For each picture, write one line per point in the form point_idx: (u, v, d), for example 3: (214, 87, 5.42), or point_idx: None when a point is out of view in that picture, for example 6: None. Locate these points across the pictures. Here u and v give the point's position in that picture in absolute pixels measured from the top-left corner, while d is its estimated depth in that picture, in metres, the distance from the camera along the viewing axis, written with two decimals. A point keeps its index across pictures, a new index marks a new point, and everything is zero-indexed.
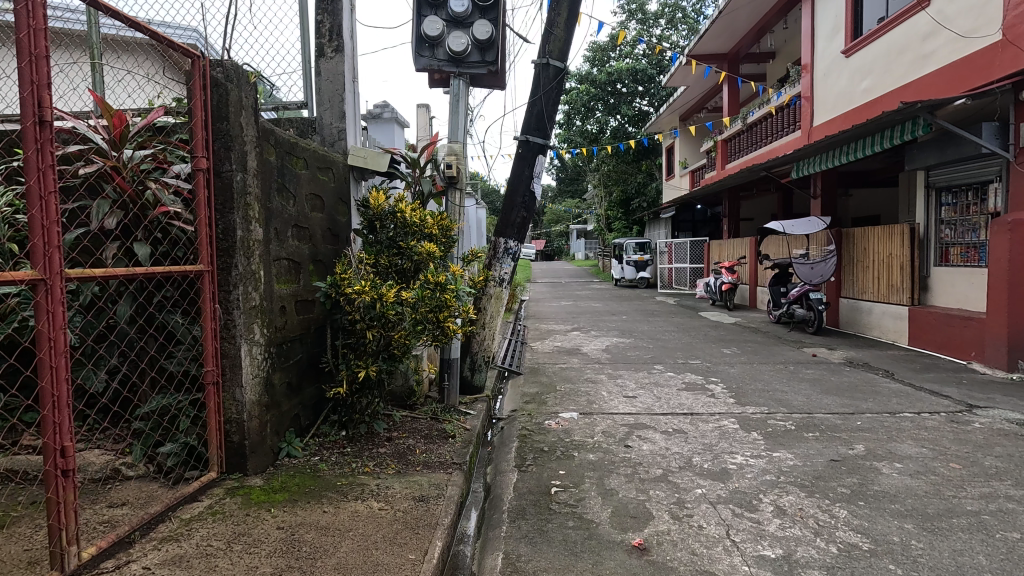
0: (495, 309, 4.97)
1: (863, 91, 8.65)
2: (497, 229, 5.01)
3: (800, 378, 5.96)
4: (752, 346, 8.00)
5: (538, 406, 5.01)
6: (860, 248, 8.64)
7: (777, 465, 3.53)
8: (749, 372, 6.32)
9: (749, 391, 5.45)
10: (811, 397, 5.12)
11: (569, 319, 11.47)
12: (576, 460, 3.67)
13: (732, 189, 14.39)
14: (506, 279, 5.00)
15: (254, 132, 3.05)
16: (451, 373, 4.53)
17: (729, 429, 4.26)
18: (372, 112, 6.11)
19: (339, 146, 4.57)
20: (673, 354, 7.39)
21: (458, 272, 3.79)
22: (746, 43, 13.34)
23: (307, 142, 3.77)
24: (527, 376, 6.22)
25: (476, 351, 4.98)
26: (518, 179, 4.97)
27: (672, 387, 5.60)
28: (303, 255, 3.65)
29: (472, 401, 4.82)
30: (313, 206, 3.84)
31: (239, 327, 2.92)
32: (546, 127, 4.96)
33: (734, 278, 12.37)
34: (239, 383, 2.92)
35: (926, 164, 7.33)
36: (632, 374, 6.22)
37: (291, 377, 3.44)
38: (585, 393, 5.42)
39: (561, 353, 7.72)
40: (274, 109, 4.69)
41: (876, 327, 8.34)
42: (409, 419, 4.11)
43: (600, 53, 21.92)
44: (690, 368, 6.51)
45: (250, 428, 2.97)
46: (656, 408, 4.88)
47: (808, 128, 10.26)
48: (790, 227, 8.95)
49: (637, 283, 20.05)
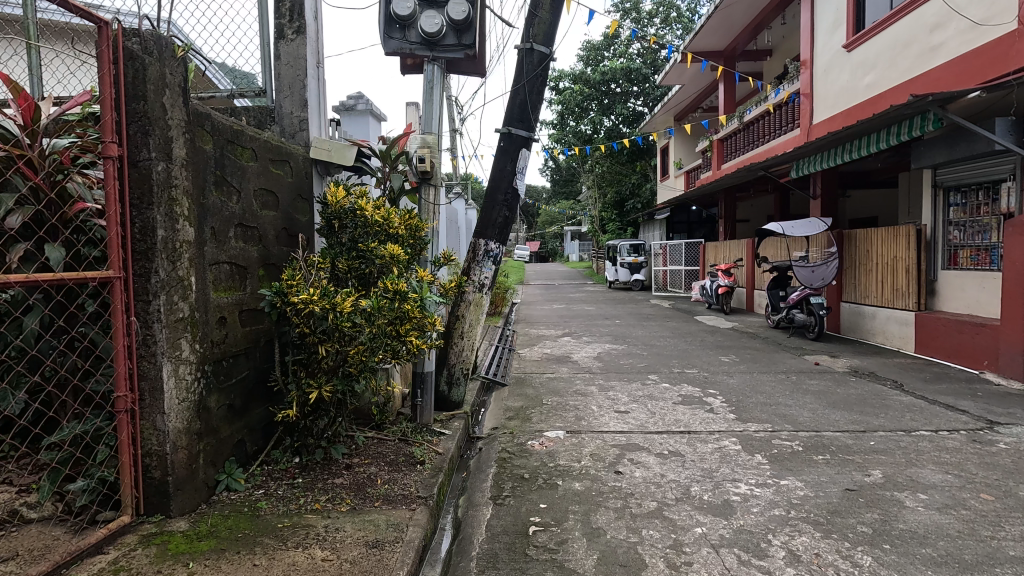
0: (475, 318, 4.56)
1: (866, 86, 8.31)
2: (477, 230, 4.60)
3: (804, 390, 5.55)
4: (751, 353, 7.59)
5: (521, 423, 4.59)
6: (862, 250, 8.27)
7: (786, 497, 3.11)
8: (749, 383, 5.92)
9: (751, 405, 5.05)
10: (819, 413, 4.71)
11: (561, 324, 11.04)
12: (560, 491, 3.25)
13: (729, 189, 14.02)
14: (487, 285, 4.58)
15: (183, 115, 2.62)
16: (424, 390, 4.12)
17: (730, 450, 3.85)
18: (345, 104, 5.66)
19: (301, 138, 4.14)
20: (668, 363, 6.98)
21: (427, 278, 3.36)
22: (742, 40, 12.99)
23: (257, 130, 3.34)
24: (512, 387, 5.80)
25: (454, 363, 4.56)
26: (499, 175, 4.55)
27: (667, 401, 5.18)
28: (251, 258, 3.22)
29: (448, 419, 4.40)
30: (265, 202, 3.41)
31: (161, 344, 2.48)
32: (531, 118, 4.54)
33: (730, 280, 11.99)
34: (160, 410, 2.48)
35: (933, 162, 6.97)
36: (624, 385, 5.81)
37: (234, 399, 3.01)
38: (572, 408, 5.00)
39: (550, 361, 7.30)
40: (230, 95, 4.26)
41: (881, 334, 7.96)
42: (374, 441, 3.68)
43: (593, 52, 21.55)
44: (687, 379, 6.09)
45: (175, 462, 2.54)
46: (650, 425, 4.47)
47: (808, 126, 9.90)
48: (789, 228, 8.57)
49: (631, 286, 19.64)
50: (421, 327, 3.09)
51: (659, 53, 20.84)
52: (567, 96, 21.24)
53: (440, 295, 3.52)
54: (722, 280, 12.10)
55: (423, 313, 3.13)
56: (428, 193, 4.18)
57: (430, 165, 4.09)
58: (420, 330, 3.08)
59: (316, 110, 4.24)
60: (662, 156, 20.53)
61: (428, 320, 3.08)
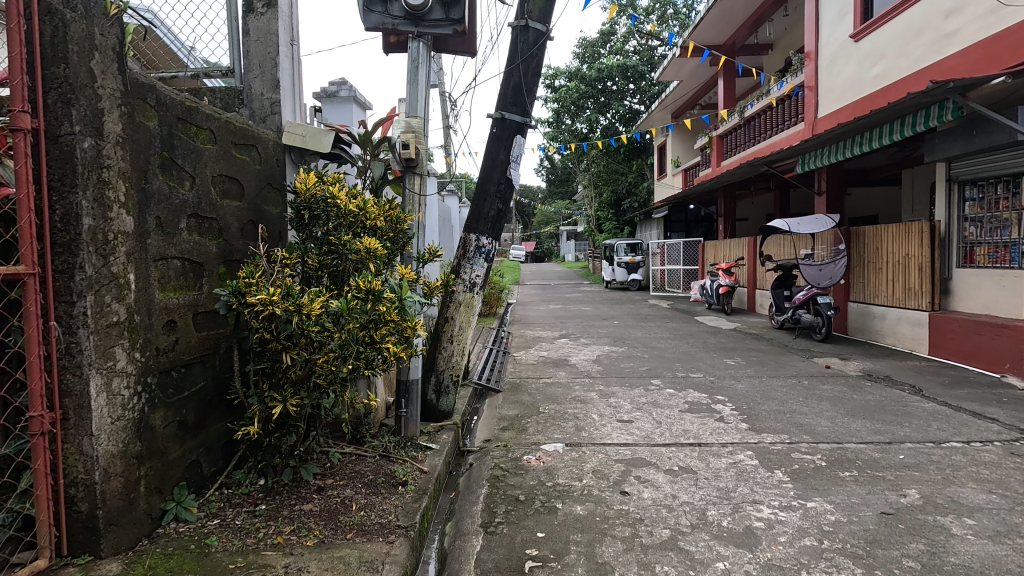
0: (466, 320, 4.19)
1: (875, 76, 7.98)
2: (467, 224, 4.23)
3: (819, 396, 5.19)
4: (758, 356, 7.25)
5: (516, 434, 4.21)
6: (872, 247, 7.95)
7: (816, 523, 2.75)
8: (759, 389, 5.56)
9: (763, 413, 4.69)
10: (839, 422, 4.36)
11: (558, 325, 10.67)
12: (560, 516, 2.87)
13: (729, 187, 13.70)
14: (478, 284, 4.21)
15: (118, 84, 2.23)
16: (409, 400, 3.76)
17: (747, 466, 3.49)
18: (327, 90, 5.26)
19: (272, 122, 3.76)
20: (671, 366, 6.63)
21: (409, 276, 2.99)
22: (743, 33, 12.68)
23: (216, 109, 2.96)
24: (506, 394, 5.42)
25: (442, 369, 4.19)
26: (492, 165, 4.17)
27: (673, 410, 4.82)
28: (210, 253, 2.84)
29: (436, 431, 4.02)
30: (226, 191, 3.03)
31: (88, 353, 2.09)
32: (526, 102, 4.18)
33: (731, 280, 11.65)
34: (88, 432, 2.10)
35: (948, 155, 6.65)
36: (626, 391, 5.44)
37: (187, 413, 2.62)
38: (571, 418, 4.62)
39: (547, 365, 6.92)
40: (195, 76, 3.86)
41: (891, 335, 7.63)
42: (352, 458, 3.30)
43: (590, 49, 21.16)
44: (693, 384, 5.73)
45: (106, 492, 2.15)
46: (656, 437, 4.11)
47: (812, 119, 9.57)
48: (795, 225, 8.23)
49: (629, 286, 19.30)
50: (401, 333, 2.72)
51: (656, 50, 20.51)
52: (563, 94, 20.87)
53: (425, 296, 3.15)
54: (722, 280, 11.77)
55: (403, 317, 2.74)
56: (412, 181, 3.79)
57: (416, 152, 3.71)
58: (400, 335, 2.71)
59: (289, 93, 3.87)
60: (659, 154, 20.21)
61: (409, 325, 2.71)
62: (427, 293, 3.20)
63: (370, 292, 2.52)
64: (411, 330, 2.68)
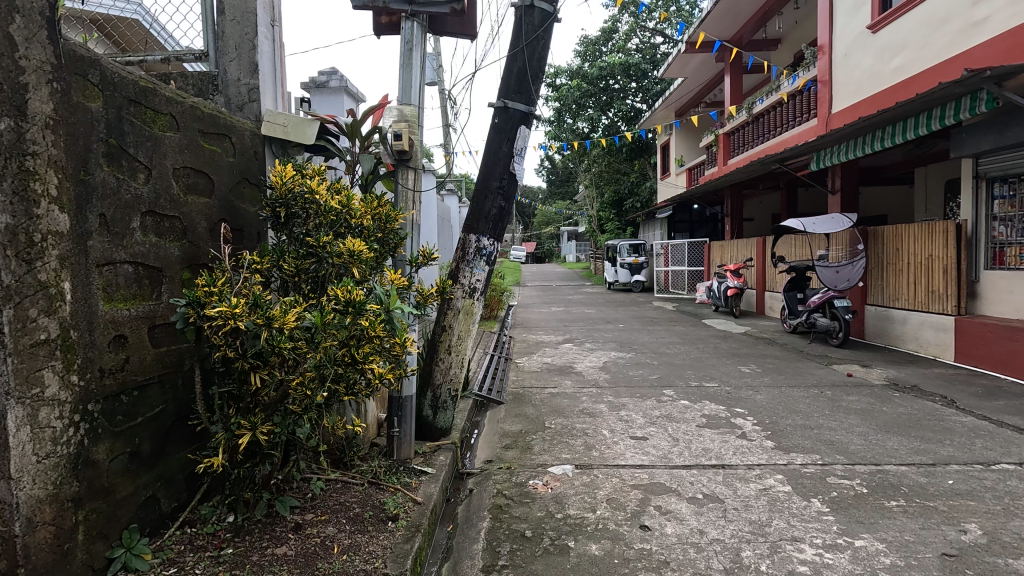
0: (465, 329, 3.84)
1: (895, 69, 7.64)
2: (466, 223, 3.87)
3: (846, 408, 4.82)
4: (774, 362, 6.87)
5: (520, 455, 3.84)
6: (892, 248, 7.58)
7: (869, 568, 2.38)
8: (780, 400, 5.19)
9: (787, 428, 4.32)
10: (873, 440, 3.98)
11: (561, 328, 10.30)
12: (573, 558, 2.50)
13: (736, 186, 13.34)
14: (479, 290, 3.85)
15: (48, 55, 1.87)
16: (403, 417, 3.41)
17: (779, 494, 3.13)
18: (316, 81, 4.91)
19: (250, 110, 3.39)
20: (683, 374, 6.25)
21: (400, 284, 2.62)
22: (750, 28, 12.32)
23: (179, 92, 2.60)
24: (509, 406, 5.05)
25: (439, 383, 3.82)
26: (493, 158, 3.80)
27: (690, 425, 4.45)
28: (171, 257, 2.48)
29: (432, 451, 3.66)
30: (191, 186, 2.67)
31: (5, 379, 1.72)
32: (530, 91, 3.81)
33: (740, 282, 11.27)
34: (6, 474, 1.72)
35: (975, 150, 6.29)
36: (637, 403, 5.06)
37: (141, 443, 2.26)
38: (580, 435, 4.25)
39: (551, 372, 6.55)
40: (164, 62, 3.46)
41: (913, 340, 7.24)
42: (337, 487, 2.93)
43: (591, 47, 20.81)
44: (707, 395, 5.36)
45: (31, 546, 1.78)
46: (674, 458, 3.74)
47: (826, 115, 9.22)
48: (811, 225, 7.87)
49: (632, 287, 18.92)
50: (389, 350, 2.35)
51: (659, 48, 20.19)
52: (563, 93, 20.50)
53: (416, 308, 2.79)
54: (730, 282, 11.39)
55: (391, 332, 2.36)
56: (404, 175, 3.41)
57: (409, 144, 3.35)
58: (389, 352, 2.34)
59: (270, 79, 3.51)
60: (663, 153, 19.84)
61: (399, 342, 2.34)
62: (419, 304, 2.84)
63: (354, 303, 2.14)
64: (401, 348, 2.31)
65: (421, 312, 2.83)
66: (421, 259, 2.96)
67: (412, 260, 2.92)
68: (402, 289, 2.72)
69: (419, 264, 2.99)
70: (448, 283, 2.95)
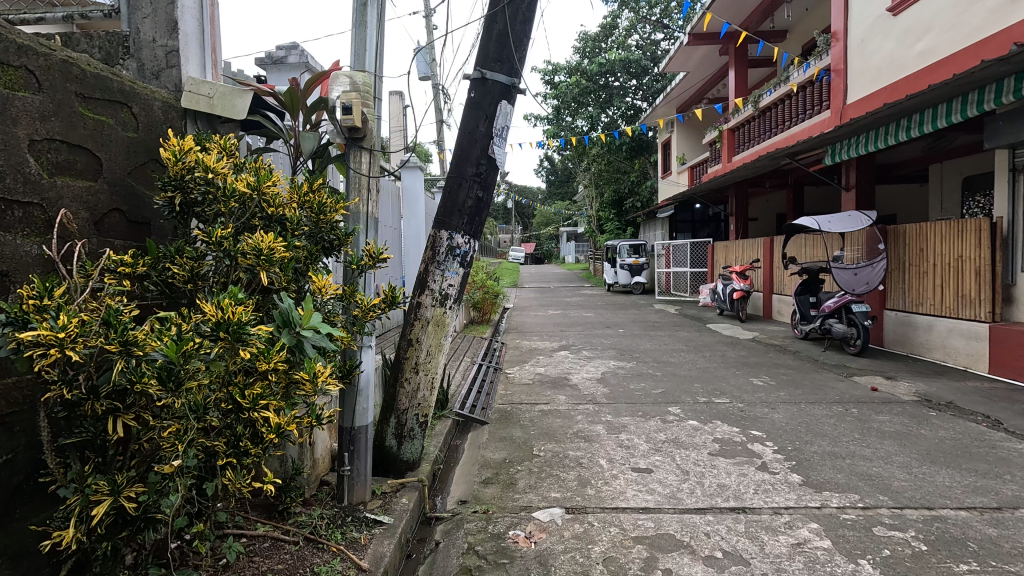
0: (435, 344, 3.23)
1: (918, 54, 7.10)
2: (437, 218, 3.25)
3: (878, 432, 4.20)
4: (788, 374, 6.25)
5: (500, 493, 3.23)
6: (916, 249, 6.99)
7: None
8: (801, 421, 4.57)
9: (815, 456, 3.73)
10: (919, 475, 3.37)
11: (557, 334, 9.68)
12: None
13: (741, 184, 12.74)
14: (452, 296, 3.24)
15: None
16: (355, 453, 2.82)
17: (818, 550, 2.53)
18: (273, 55, 4.35)
19: (168, 78, 2.78)
20: (690, 389, 5.64)
21: (327, 295, 2.02)
22: (756, 18, 11.72)
23: (44, 41, 2.00)
24: (494, 427, 4.44)
25: (405, 409, 3.23)
26: (468, 138, 3.19)
27: (701, 452, 3.85)
28: (24, 257, 1.86)
29: (395, 491, 3.05)
30: (62, 166, 2.04)
31: None
32: (513, 60, 3.21)
33: (747, 284, 10.62)
34: None
35: (1014, 139, 5.70)
36: (639, 424, 4.47)
37: None
38: (573, 466, 3.63)
39: (544, 385, 5.95)
40: (66, 20, 2.85)
41: (941, 349, 6.62)
42: (263, 549, 2.32)
43: (591, 43, 20.21)
44: (719, 414, 4.76)
45: None
46: (684, 497, 3.14)
47: (840, 107, 8.65)
48: (826, 224, 7.27)
49: (632, 289, 18.33)
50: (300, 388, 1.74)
51: (660, 45, 19.58)
52: (562, 90, 19.92)
53: (352, 326, 2.19)
54: (737, 284, 10.71)
55: (306, 362, 1.73)
56: (355, 154, 2.80)
57: (362, 119, 2.74)
58: (300, 391, 1.72)
59: (197, 41, 2.90)
60: (664, 151, 19.25)
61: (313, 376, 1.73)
62: (359, 318, 2.24)
63: (237, 326, 1.52)
64: (314, 386, 1.69)
65: (360, 330, 2.23)
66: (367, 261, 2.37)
67: (353, 263, 2.32)
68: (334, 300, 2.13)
69: (362, 266, 2.39)
70: (399, 293, 2.34)
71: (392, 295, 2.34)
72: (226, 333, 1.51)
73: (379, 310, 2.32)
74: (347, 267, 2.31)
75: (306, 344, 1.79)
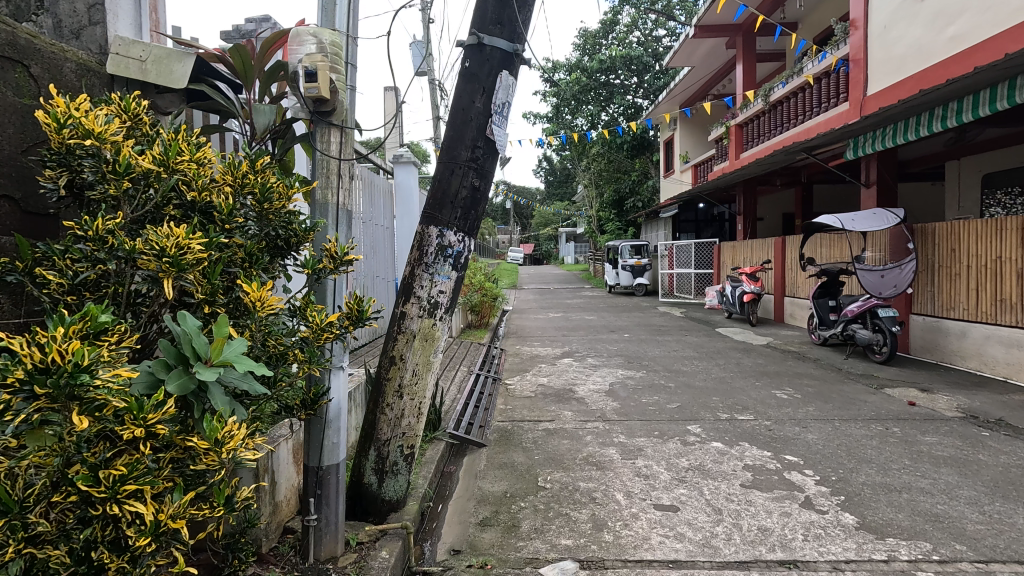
0: (423, 362, 2.72)
1: (949, 40, 6.60)
2: (425, 212, 2.73)
3: (930, 457, 3.69)
4: (813, 386, 5.72)
5: (499, 540, 2.72)
6: (947, 250, 6.51)
7: None
8: (839, 442, 4.06)
9: (864, 490, 3.21)
10: (996, 516, 2.86)
11: (559, 339, 9.14)
12: None
13: (749, 181, 12.23)
14: (443, 305, 2.73)
15: None
16: (322, 499, 2.31)
17: None
18: (241, 30, 3.89)
19: (90, 38, 2.25)
20: (708, 403, 5.12)
21: (263, 313, 1.49)
22: (767, 8, 11.18)
23: None
24: (492, 452, 3.93)
25: (387, 440, 2.71)
26: (461, 115, 2.67)
27: (731, 484, 3.33)
28: None
29: (373, 540, 2.53)
30: None
31: None
32: (516, 22, 2.70)
33: (758, 287, 10.09)
34: None
35: None
36: (657, 447, 3.96)
37: None
38: (585, 502, 3.10)
39: (549, 398, 5.43)
40: None
41: (976, 358, 6.11)
42: None
43: (591, 40, 19.69)
44: (746, 434, 4.25)
45: None
46: (720, 545, 2.63)
47: (859, 99, 8.15)
48: (849, 222, 6.76)
49: (634, 290, 17.84)
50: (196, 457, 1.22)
51: (661, 41, 19.10)
52: (562, 87, 19.42)
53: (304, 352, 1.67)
54: (747, 286, 10.18)
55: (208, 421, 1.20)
56: (321, 132, 2.28)
57: (329, 87, 2.21)
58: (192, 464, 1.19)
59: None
60: (665, 150, 18.78)
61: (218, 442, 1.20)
62: (313, 341, 1.71)
63: (76, 372, 1.00)
64: (215, 456, 1.17)
65: (312, 357, 1.70)
66: (330, 266, 1.86)
67: (310, 269, 1.80)
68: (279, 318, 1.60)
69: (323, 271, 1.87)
70: (366, 307, 1.83)
71: (358, 312, 1.83)
72: (51, 387, 0.98)
73: (341, 328, 1.81)
74: (303, 273, 1.79)
75: (214, 389, 1.26)
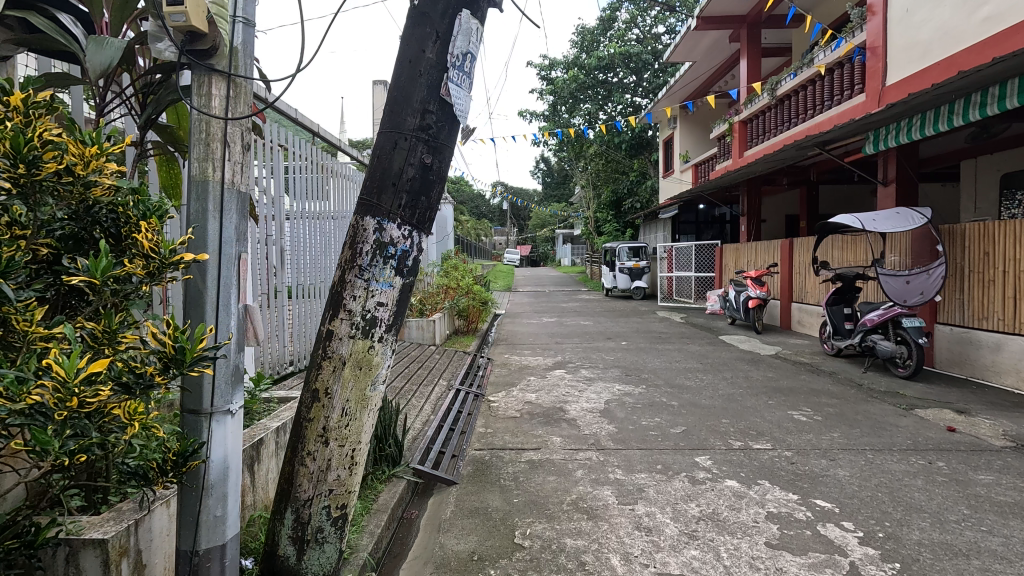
0: (358, 398, 2.04)
1: (981, 21, 5.97)
2: (361, 199, 2.06)
3: (993, 505, 3.04)
4: (834, 406, 5.07)
5: None
6: (979, 253, 5.88)
7: None
8: (875, 479, 3.41)
9: (923, 553, 2.55)
10: None
11: (552, 347, 8.47)
12: None
13: (751, 181, 11.63)
14: (386, 323, 2.06)
15: None
16: None
17: None
18: None
19: None
20: (717, 427, 4.47)
21: None
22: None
23: None
24: (463, 491, 3.29)
25: (308, 501, 2.05)
26: (407, 68, 2.02)
27: (754, 543, 2.66)
28: None
29: None
30: None
31: None
32: None
33: (764, 292, 9.44)
34: None
35: None
36: (662, 487, 3.31)
37: None
38: (571, 571, 2.43)
39: (537, 418, 4.76)
40: None
41: (1014, 375, 5.47)
42: None
43: (589, 36, 19.07)
44: (765, 468, 3.60)
45: None
46: None
47: (877, 90, 7.54)
48: (870, 223, 6.13)
49: (632, 293, 17.20)
50: None
51: (661, 38, 18.44)
52: (559, 85, 18.80)
53: (33, 436, 1.17)
54: (752, 290, 9.53)
55: None
56: (198, 81, 1.63)
57: (204, 16, 1.57)
58: None
59: None
60: (665, 150, 18.16)
61: None
62: (54, 414, 1.19)
63: None
64: None
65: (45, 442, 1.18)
66: (143, 270, 1.45)
67: (95, 278, 1.34)
68: (8, 374, 1.16)
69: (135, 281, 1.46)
70: (183, 345, 1.38)
71: (176, 351, 1.39)
72: None
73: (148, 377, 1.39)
74: (86, 281, 1.33)
75: None
